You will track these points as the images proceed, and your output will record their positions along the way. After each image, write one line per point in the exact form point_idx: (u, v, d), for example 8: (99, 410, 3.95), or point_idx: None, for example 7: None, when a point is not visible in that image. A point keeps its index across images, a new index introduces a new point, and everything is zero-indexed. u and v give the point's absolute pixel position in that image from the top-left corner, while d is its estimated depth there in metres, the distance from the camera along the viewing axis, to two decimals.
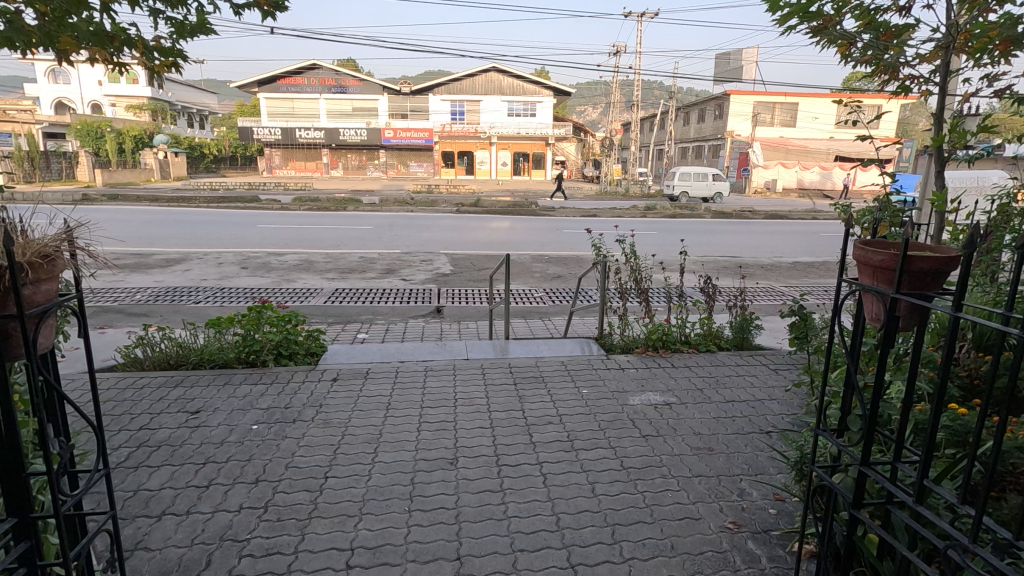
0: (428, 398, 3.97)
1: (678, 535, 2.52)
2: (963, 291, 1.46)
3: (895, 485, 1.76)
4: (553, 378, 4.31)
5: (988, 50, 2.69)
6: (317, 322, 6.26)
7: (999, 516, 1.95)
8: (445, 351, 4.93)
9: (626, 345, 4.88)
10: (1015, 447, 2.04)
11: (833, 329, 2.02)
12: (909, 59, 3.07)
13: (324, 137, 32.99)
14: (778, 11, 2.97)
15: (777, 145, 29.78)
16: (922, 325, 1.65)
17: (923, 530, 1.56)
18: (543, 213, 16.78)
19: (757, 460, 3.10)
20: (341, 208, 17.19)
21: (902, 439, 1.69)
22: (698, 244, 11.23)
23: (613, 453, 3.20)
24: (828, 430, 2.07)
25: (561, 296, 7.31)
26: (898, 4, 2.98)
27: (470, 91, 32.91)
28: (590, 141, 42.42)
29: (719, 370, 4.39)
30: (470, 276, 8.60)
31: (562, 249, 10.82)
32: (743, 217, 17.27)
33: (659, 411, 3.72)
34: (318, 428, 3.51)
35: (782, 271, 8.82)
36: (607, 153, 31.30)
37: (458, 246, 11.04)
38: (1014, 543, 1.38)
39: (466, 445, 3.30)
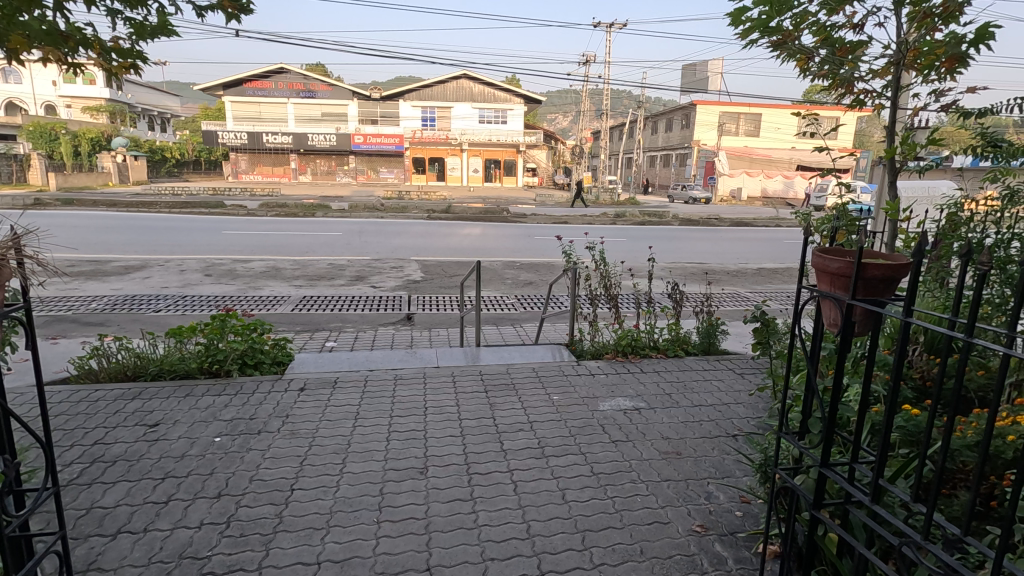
0: (397, 407, 3.92)
1: (648, 539, 2.54)
2: (913, 296, 1.52)
3: (853, 485, 1.82)
4: (523, 385, 4.31)
5: (935, 67, 2.84)
6: (284, 330, 6.13)
7: (948, 512, 2.04)
8: (415, 359, 4.89)
9: (596, 350, 4.93)
10: (963, 446, 2.14)
11: (794, 334, 2.07)
12: (863, 74, 3.21)
13: (292, 142, 32.47)
14: (740, 25, 3.08)
15: (742, 155, 30.63)
16: (876, 330, 1.72)
17: (879, 528, 1.61)
18: (514, 220, 16.88)
19: (723, 463, 3.16)
20: (309, 213, 16.92)
21: (858, 441, 1.76)
22: (666, 251, 11.43)
23: (583, 459, 3.22)
24: (790, 432, 2.12)
25: (532, 302, 7.34)
26: (852, 21, 3.12)
27: (441, 97, 32.89)
28: (560, 149, 42.85)
29: (686, 375, 4.46)
30: (441, 283, 8.57)
31: (533, 256, 10.87)
32: (709, 224, 17.71)
33: (628, 416, 3.76)
34: (284, 439, 3.43)
35: (747, 277, 9.06)
36: (578, 161, 31.70)
37: (429, 253, 10.99)
38: (963, 539, 1.44)
39: (436, 454, 3.27)
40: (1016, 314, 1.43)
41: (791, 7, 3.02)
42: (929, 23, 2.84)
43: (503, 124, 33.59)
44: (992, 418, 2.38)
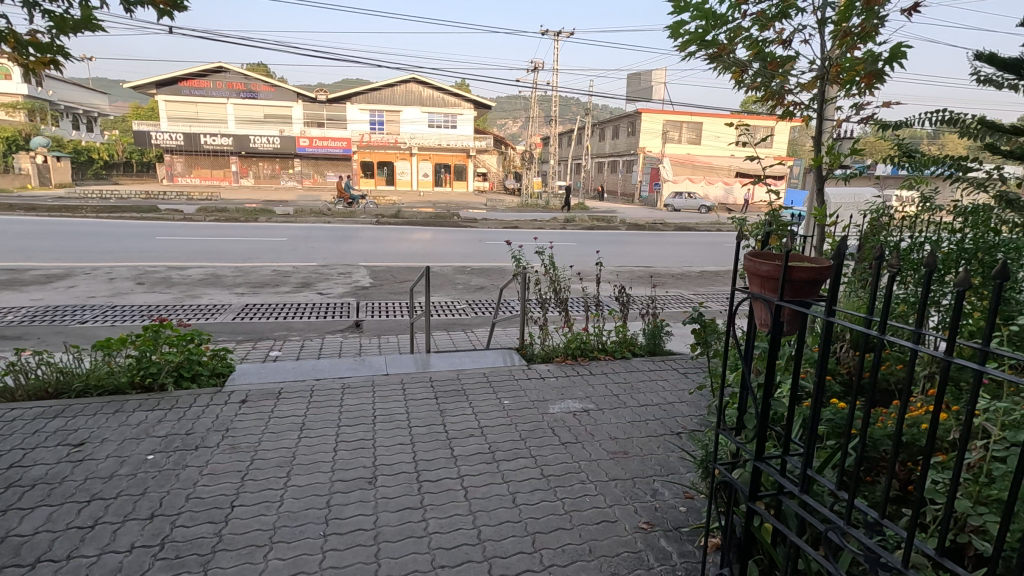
0: (345, 416, 3.83)
1: (596, 538, 2.59)
2: (835, 297, 1.63)
3: (784, 477, 1.92)
4: (474, 390, 4.30)
5: (856, 82, 3.05)
6: (224, 339, 5.88)
7: (870, 498, 2.18)
8: (364, 366, 4.80)
9: (546, 354, 4.99)
10: (883, 435, 2.30)
11: (729, 335, 2.16)
12: (792, 87, 3.42)
13: (232, 144, 31.22)
14: (678, 38, 3.21)
15: (685, 162, 31.75)
16: (803, 328, 1.82)
17: (808, 516, 1.72)
18: (465, 224, 16.87)
19: (668, 461, 3.26)
20: (252, 218, 16.29)
21: (788, 435, 1.86)
22: (613, 255, 11.71)
23: (533, 462, 3.25)
24: (727, 429, 2.21)
25: (483, 307, 7.35)
26: (782, 37, 3.31)
27: (390, 100, 32.47)
28: (510, 154, 43.12)
29: (633, 376, 4.58)
30: (390, 288, 8.45)
31: (483, 260, 10.88)
32: (654, 228, 18.29)
33: (577, 418, 3.82)
34: (223, 454, 3.29)
35: (691, 280, 9.41)
36: (527, 166, 31.97)
37: (378, 258, 10.82)
38: (881, 522, 1.56)
39: (385, 463, 3.22)
40: (924, 309, 1.54)
41: (725, 22, 3.17)
42: (850, 42, 3.05)
43: (453, 128, 33.50)
44: (910, 409, 2.55)
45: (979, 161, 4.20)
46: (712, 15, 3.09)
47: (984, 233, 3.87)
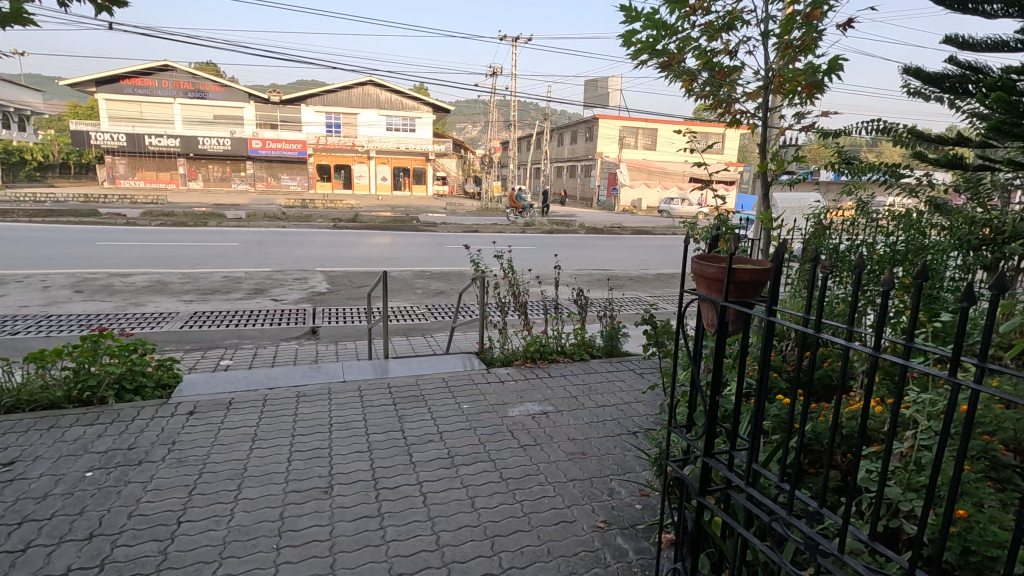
0: (300, 426, 3.74)
1: (554, 539, 2.61)
2: (775, 297, 1.73)
3: (732, 472, 2.00)
4: (433, 395, 4.27)
5: (798, 92, 3.21)
6: (171, 349, 5.64)
7: (813, 490, 2.28)
8: (320, 374, 4.69)
9: (505, 357, 4.99)
10: (824, 428, 2.41)
11: (680, 335, 2.24)
12: (738, 95, 3.56)
13: (179, 146, 30.00)
14: (630, 46, 3.30)
15: (641, 168, 32.45)
16: (747, 328, 1.91)
17: (755, 508, 1.79)
18: (424, 228, 16.76)
19: (625, 460, 3.32)
20: (201, 223, 15.68)
21: (735, 430, 1.94)
22: (571, 258, 11.87)
23: (492, 466, 3.25)
24: (678, 426, 2.27)
25: (442, 312, 7.31)
26: (728, 48, 3.45)
27: (346, 103, 31.94)
28: (470, 158, 43.07)
29: (591, 378, 4.64)
30: (348, 294, 8.30)
31: (443, 265, 10.82)
32: (611, 232, 18.63)
33: (536, 420, 3.85)
34: (169, 468, 3.15)
35: (647, 282, 9.63)
36: (487, 170, 32.00)
37: (335, 263, 10.60)
38: (820, 511, 1.64)
39: (342, 472, 3.16)
40: (855, 309, 1.64)
41: (675, 32, 3.28)
42: (791, 54, 3.20)
43: (411, 131, 33.23)
44: (849, 402, 2.69)
45: (909, 169, 4.55)
46: (662, 25, 3.19)
47: (915, 236, 4.16)
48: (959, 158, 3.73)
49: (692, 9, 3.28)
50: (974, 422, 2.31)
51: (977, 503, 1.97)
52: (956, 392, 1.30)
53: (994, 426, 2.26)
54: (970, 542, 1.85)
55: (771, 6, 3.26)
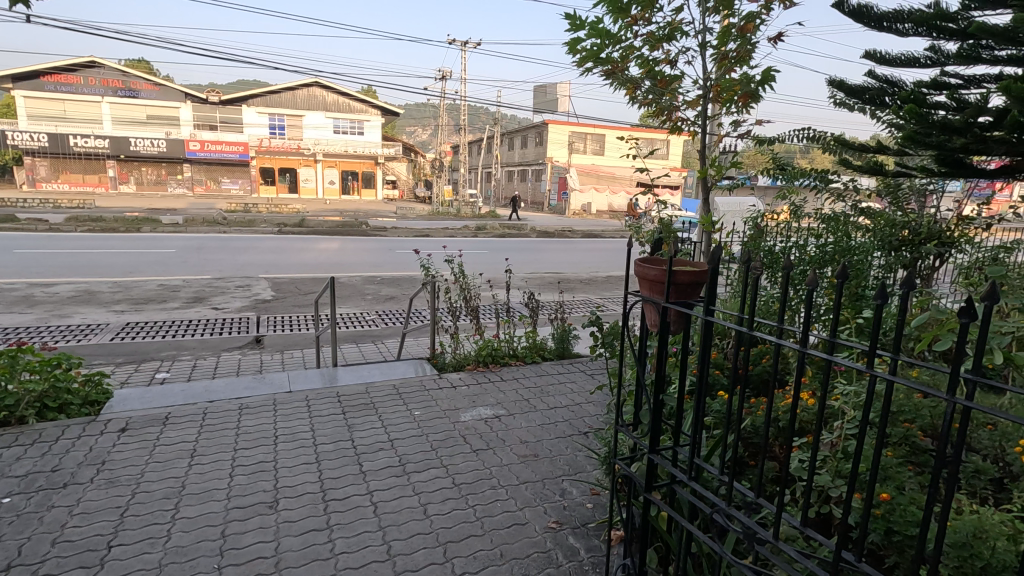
0: (243, 439, 3.59)
1: (507, 542, 2.62)
2: (712, 298, 1.81)
3: (675, 467, 2.07)
4: (384, 403, 4.20)
5: (734, 100, 3.37)
6: (100, 363, 5.30)
7: (753, 481, 2.39)
8: (264, 385, 4.52)
9: (457, 362, 4.97)
10: (762, 422, 2.53)
11: (624, 336, 2.31)
12: (679, 103, 3.69)
13: (109, 147, 28.29)
14: (575, 54, 3.37)
15: (590, 172, 33.03)
16: (687, 328, 1.99)
17: (698, 501, 1.86)
18: (374, 233, 16.48)
19: (576, 460, 3.37)
20: (133, 228, 14.82)
21: (678, 427, 2.02)
22: (523, 262, 11.95)
23: (445, 472, 3.23)
24: (625, 425, 2.34)
25: (393, 317, 7.21)
26: (669, 57, 3.57)
27: (291, 104, 31.02)
28: (420, 162, 42.68)
29: (542, 380, 4.68)
30: (294, 301, 8.05)
31: (393, 270, 10.68)
32: (562, 235, 18.89)
33: (489, 424, 3.85)
34: (98, 490, 2.96)
35: (597, 284, 9.82)
36: (437, 174, 31.78)
37: (280, 269, 10.27)
38: (757, 501, 1.72)
39: (288, 485, 3.06)
40: (784, 308, 1.75)
41: (618, 41, 3.37)
42: (727, 64, 3.35)
43: (360, 134, 32.62)
44: (785, 395, 2.83)
45: (837, 175, 4.83)
46: (605, 34, 3.27)
47: (842, 238, 4.43)
48: (880, 165, 4.00)
49: (634, 19, 3.38)
50: (897, 410, 2.47)
51: (899, 486, 2.13)
52: (875, 384, 1.40)
53: (913, 414, 2.44)
54: (893, 523, 1.98)
55: (708, 19, 3.40)
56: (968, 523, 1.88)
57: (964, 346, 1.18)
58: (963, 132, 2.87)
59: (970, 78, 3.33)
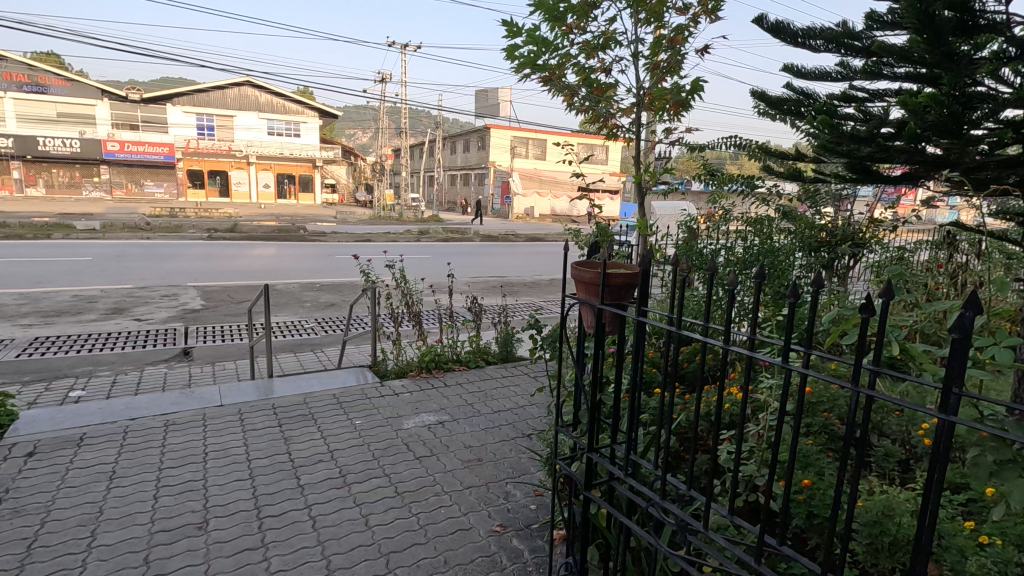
0: (170, 457, 3.39)
1: (451, 548, 2.60)
2: (644, 300, 1.88)
3: (613, 464, 2.13)
4: (323, 413, 4.07)
5: (666, 109, 3.51)
6: (5, 382, 4.86)
7: (688, 475, 2.49)
8: (192, 399, 4.28)
9: (400, 369, 4.89)
10: (695, 417, 2.65)
11: (563, 339, 2.35)
12: (615, 110, 3.81)
13: (14, 146, 26.06)
14: (513, 60, 3.41)
15: (532, 177, 33.38)
16: (622, 329, 2.05)
17: (636, 496, 1.92)
18: (312, 237, 15.98)
19: (520, 462, 3.40)
20: (43, 234, 13.70)
21: (615, 425, 2.08)
22: (466, 266, 11.93)
23: (387, 481, 3.17)
24: (566, 425, 2.38)
25: (333, 325, 7.01)
26: (604, 66, 3.68)
27: (221, 104, 29.56)
28: (361, 165, 41.80)
29: (486, 384, 4.69)
30: (226, 310, 7.67)
31: (333, 276, 10.38)
32: (505, 239, 19.00)
33: (432, 430, 3.81)
34: (1, 521, 2.71)
35: (540, 288, 9.92)
36: (379, 178, 31.18)
37: (211, 277, 9.78)
38: (690, 494, 1.80)
39: (219, 504, 2.91)
40: (710, 308, 1.84)
41: (554, 48, 3.43)
42: (659, 73, 3.48)
43: (296, 137, 31.55)
44: (716, 391, 2.97)
45: (762, 180, 5.12)
46: (542, 42, 3.33)
47: (765, 240, 4.70)
48: (799, 171, 4.27)
49: (570, 27, 3.46)
50: (816, 401, 2.64)
51: (819, 472, 2.28)
52: (794, 376, 1.50)
53: (830, 404, 2.62)
54: (813, 507, 2.13)
55: (640, 29, 3.53)
56: (877, 503, 2.03)
57: (868, 338, 1.29)
58: (868, 142, 3.12)
59: (875, 92, 3.61)
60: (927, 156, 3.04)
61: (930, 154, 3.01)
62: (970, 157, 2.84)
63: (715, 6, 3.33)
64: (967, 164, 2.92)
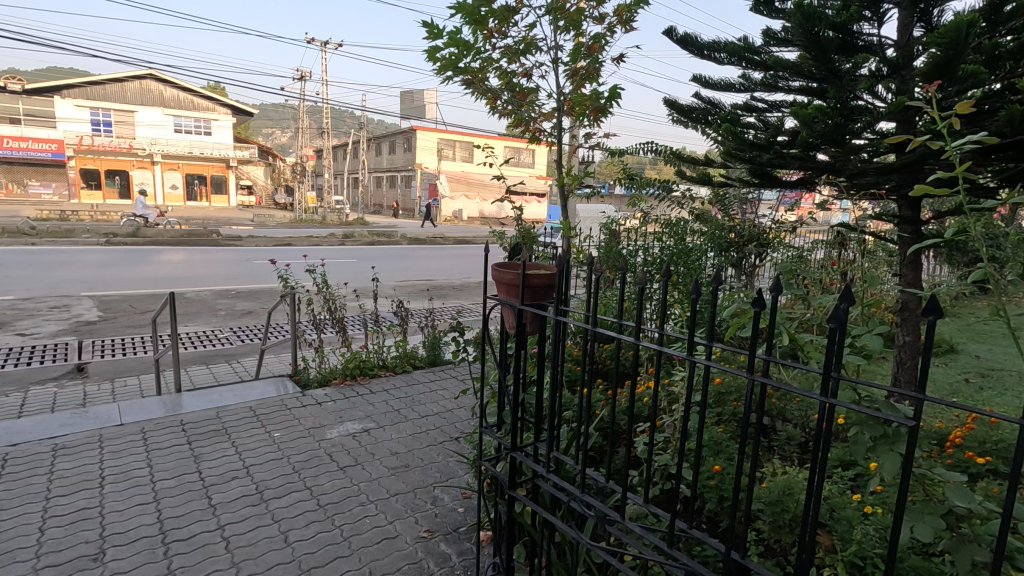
0: (59, 485, 3.08)
1: (376, 559, 2.54)
2: (561, 299, 1.93)
3: (537, 462, 2.17)
4: (238, 427, 3.85)
5: (586, 114, 3.62)
6: None
7: (611, 468, 2.58)
8: (86, 420, 3.91)
9: (322, 377, 4.72)
10: (616, 412, 2.74)
11: (486, 340, 2.36)
12: (537, 115, 3.88)
13: None
14: (434, 62, 3.39)
15: (460, 179, 33.32)
16: (542, 329, 2.08)
17: (559, 492, 1.96)
18: (226, 242, 15.08)
19: (448, 466, 3.37)
20: None
21: (537, 422, 2.11)
22: (392, 270, 11.69)
23: (308, 494, 3.04)
24: (491, 426, 2.39)
25: (250, 334, 6.64)
26: (525, 70, 3.74)
27: (119, 98, 27.26)
28: (280, 166, 39.97)
29: (414, 389, 4.62)
30: (127, 321, 7.07)
31: (249, 282, 9.85)
32: (433, 241, 18.82)
33: (357, 439, 3.71)
34: None
35: (468, 290, 9.90)
36: (301, 179, 29.95)
37: (109, 286, 8.98)
38: (609, 487, 1.86)
39: (118, 532, 2.67)
40: (624, 306, 1.91)
41: (476, 52, 3.45)
42: (578, 80, 3.59)
43: (207, 135, 29.68)
44: (636, 386, 3.09)
45: (676, 184, 5.39)
46: (463, 44, 3.33)
47: (680, 241, 4.96)
48: (709, 176, 4.54)
49: (491, 31, 3.49)
50: (725, 392, 2.82)
51: (728, 457, 2.44)
52: (698, 368, 1.59)
53: (738, 393, 2.80)
54: (723, 490, 2.27)
55: (559, 36, 3.62)
56: (778, 484, 2.20)
57: (760, 330, 1.40)
58: (766, 150, 3.38)
59: (773, 103, 3.90)
60: (817, 162, 3.31)
61: (819, 161, 3.28)
62: (852, 164, 3.14)
63: (629, 17, 3.48)
64: (850, 170, 3.19)
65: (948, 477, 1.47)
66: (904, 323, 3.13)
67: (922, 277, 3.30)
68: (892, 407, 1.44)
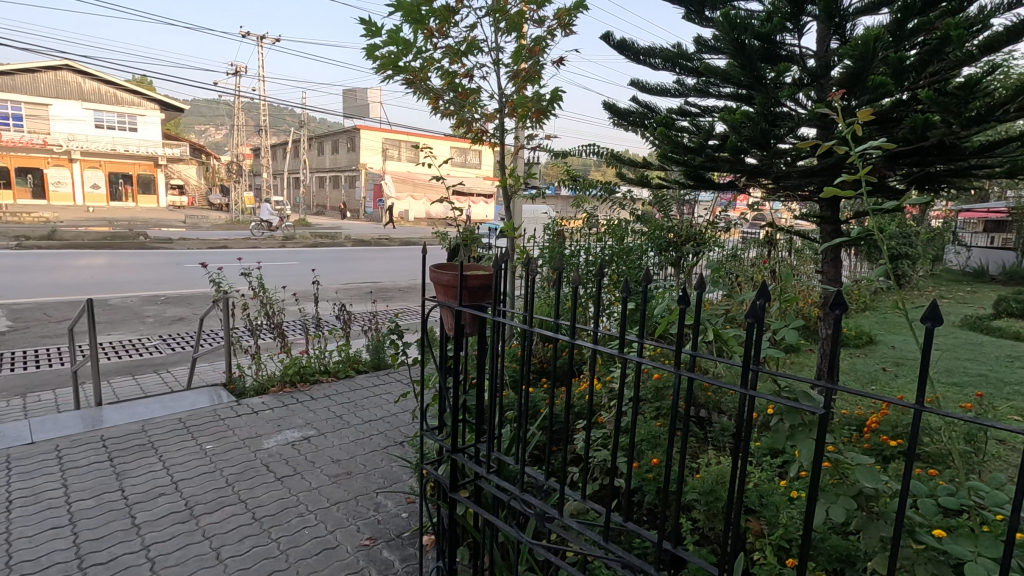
0: None
1: (315, 571, 2.47)
2: (498, 299, 1.92)
3: (478, 463, 2.15)
4: (165, 441, 3.64)
5: (528, 116, 3.64)
6: None
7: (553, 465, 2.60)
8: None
9: (260, 385, 4.53)
10: (558, 411, 2.77)
11: (424, 342, 2.33)
12: (479, 116, 3.87)
13: None
14: (372, 60, 3.32)
15: (405, 180, 32.86)
16: (481, 330, 2.07)
17: (499, 493, 1.96)
18: (154, 245, 14.24)
19: (391, 471, 3.31)
20: None
21: (477, 423, 2.10)
22: (334, 273, 11.38)
23: (243, 507, 2.92)
24: (432, 430, 2.36)
25: (181, 342, 6.29)
26: (466, 70, 3.72)
27: (31, 90, 25.22)
28: (214, 165, 38.12)
29: (357, 394, 4.52)
30: (41, 331, 6.54)
31: (180, 287, 9.33)
32: (377, 243, 18.44)
33: (296, 447, 3.59)
34: None
35: (414, 292, 9.76)
36: (237, 179, 28.65)
37: (19, 293, 8.28)
38: (548, 486, 1.87)
39: (26, 559, 2.47)
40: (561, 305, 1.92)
41: (416, 51, 3.40)
42: (520, 82, 3.61)
43: (132, 132, 27.93)
44: (578, 384, 3.13)
45: (617, 185, 5.52)
46: (402, 43, 3.28)
47: (621, 240, 5.08)
48: (647, 177, 4.68)
49: (432, 30, 3.46)
50: (662, 386, 2.90)
51: (665, 450, 2.51)
52: (630, 365, 1.62)
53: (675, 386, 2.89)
54: (660, 483, 2.33)
55: (501, 38, 3.63)
56: (711, 474, 2.29)
57: (685, 326, 1.44)
58: (698, 153, 3.52)
59: (705, 108, 4.06)
60: (745, 166, 3.47)
61: (748, 164, 3.44)
62: (777, 167, 3.31)
63: (569, 21, 3.54)
64: (775, 173, 3.36)
65: (859, 460, 1.57)
66: (826, 317, 3.34)
67: (841, 273, 3.52)
68: (809, 396, 1.53)
